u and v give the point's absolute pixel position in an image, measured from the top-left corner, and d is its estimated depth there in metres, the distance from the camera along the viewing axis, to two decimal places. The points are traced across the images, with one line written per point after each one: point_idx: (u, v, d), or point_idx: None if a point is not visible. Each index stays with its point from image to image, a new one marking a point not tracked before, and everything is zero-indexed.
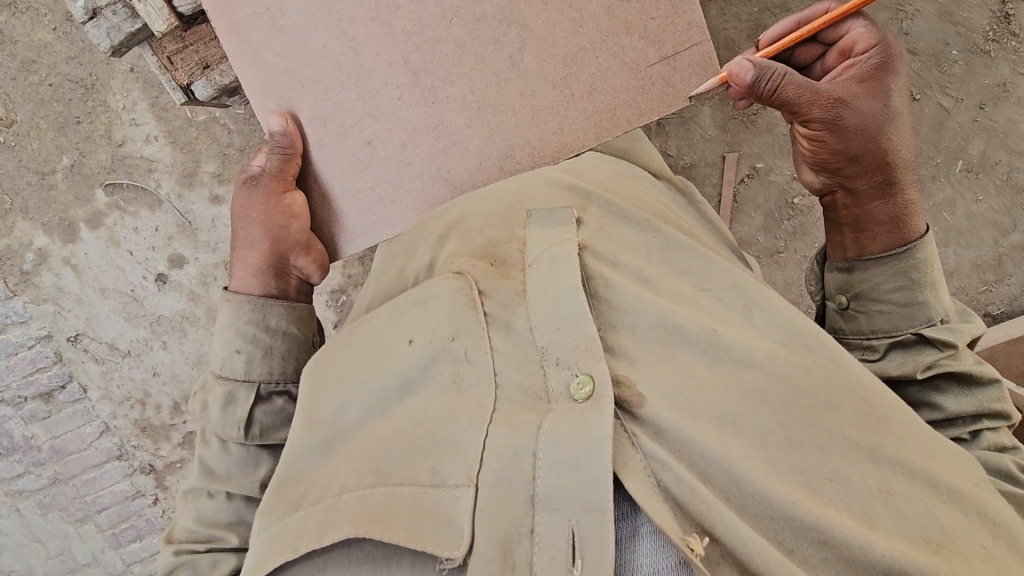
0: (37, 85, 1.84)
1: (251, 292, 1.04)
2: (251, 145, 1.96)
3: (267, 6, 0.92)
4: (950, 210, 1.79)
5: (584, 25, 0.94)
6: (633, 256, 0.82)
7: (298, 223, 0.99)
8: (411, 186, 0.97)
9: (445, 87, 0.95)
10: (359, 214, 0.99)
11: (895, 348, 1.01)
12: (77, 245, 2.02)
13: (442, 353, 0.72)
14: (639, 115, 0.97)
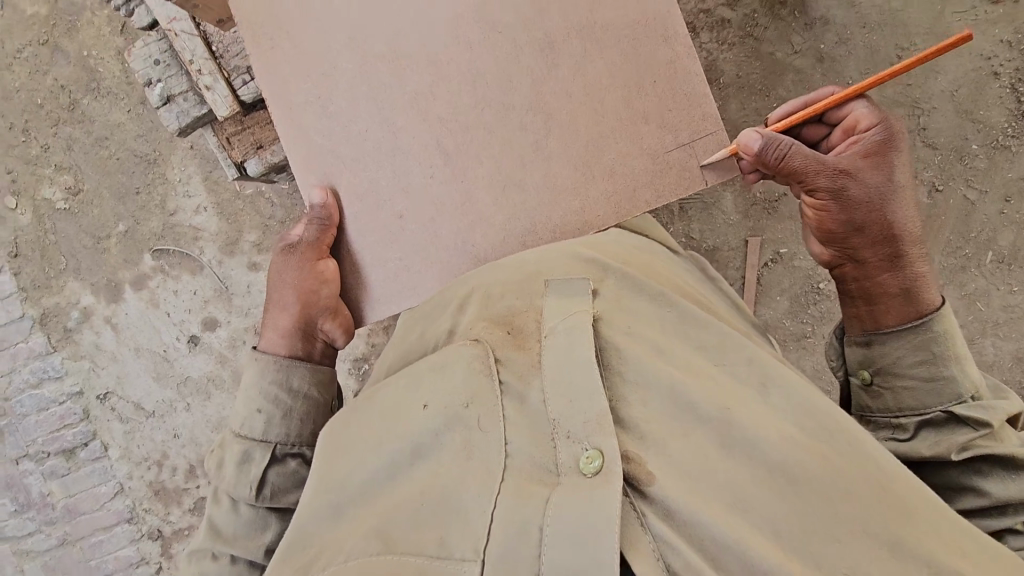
0: (106, 159, 2.07)
1: (278, 353, 1.07)
2: (292, 217, 2.05)
3: (318, 93, 1.01)
4: (985, 300, 1.74)
5: (607, 112, 1.01)
6: (649, 330, 0.82)
7: (328, 289, 1.03)
8: (435, 255, 1.01)
9: (474, 167, 1.01)
10: (386, 281, 1.03)
11: (926, 427, 0.96)
12: (120, 305, 2.15)
13: (455, 419, 0.72)
14: (657, 196, 1.02)
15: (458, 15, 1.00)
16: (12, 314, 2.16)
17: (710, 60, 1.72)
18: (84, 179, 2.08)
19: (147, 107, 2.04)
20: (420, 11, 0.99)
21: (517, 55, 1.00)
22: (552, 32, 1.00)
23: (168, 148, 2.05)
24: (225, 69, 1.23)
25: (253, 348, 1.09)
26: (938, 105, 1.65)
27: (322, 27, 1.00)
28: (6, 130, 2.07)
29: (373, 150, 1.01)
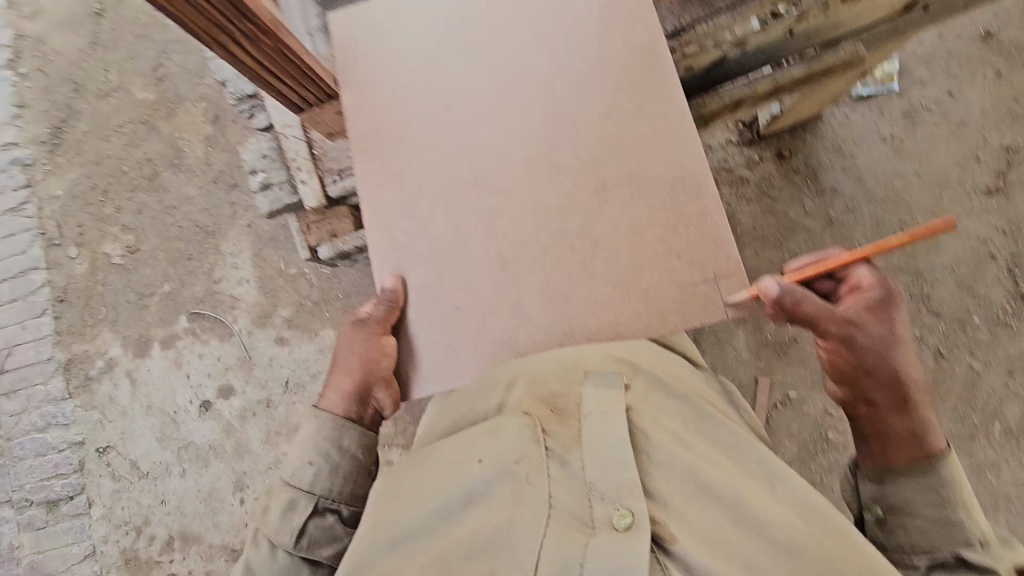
0: (170, 225, 2.26)
1: (336, 413, 1.03)
2: (327, 299, 2.15)
3: (398, 175, 0.99)
4: (998, 472, 1.72)
5: (645, 223, 0.94)
6: (672, 421, 0.85)
7: (389, 360, 0.97)
8: (475, 345, 0.95)
9: (529, 265, 0.95)
10: (435, 366, 0.96)
11: (937, 571, 0.95)
12: (145, 361, 2.22)
13: (506, 473, 0.75)
14: (682, 321, 0.92)
15: (515, 113, 0.98)
16: (41, 355, 2.26)
17: (729, 209, 1.89)
18: (145, 241, 2.26)
19: (218, 186, 2.25)
20: (497, 113, 0.98)
21: (568, 155, 0.96)
22: (603, 136, 0.96)
23: (227, 223, 2.23)
24: (318, 173, 1.35)
25: (314, 403, 1.07)
26: (940, 276, 1.78)
27: (395, 109, 1.01)
28: (91, 190, 2.31)
29: (420, 235, 0.98)
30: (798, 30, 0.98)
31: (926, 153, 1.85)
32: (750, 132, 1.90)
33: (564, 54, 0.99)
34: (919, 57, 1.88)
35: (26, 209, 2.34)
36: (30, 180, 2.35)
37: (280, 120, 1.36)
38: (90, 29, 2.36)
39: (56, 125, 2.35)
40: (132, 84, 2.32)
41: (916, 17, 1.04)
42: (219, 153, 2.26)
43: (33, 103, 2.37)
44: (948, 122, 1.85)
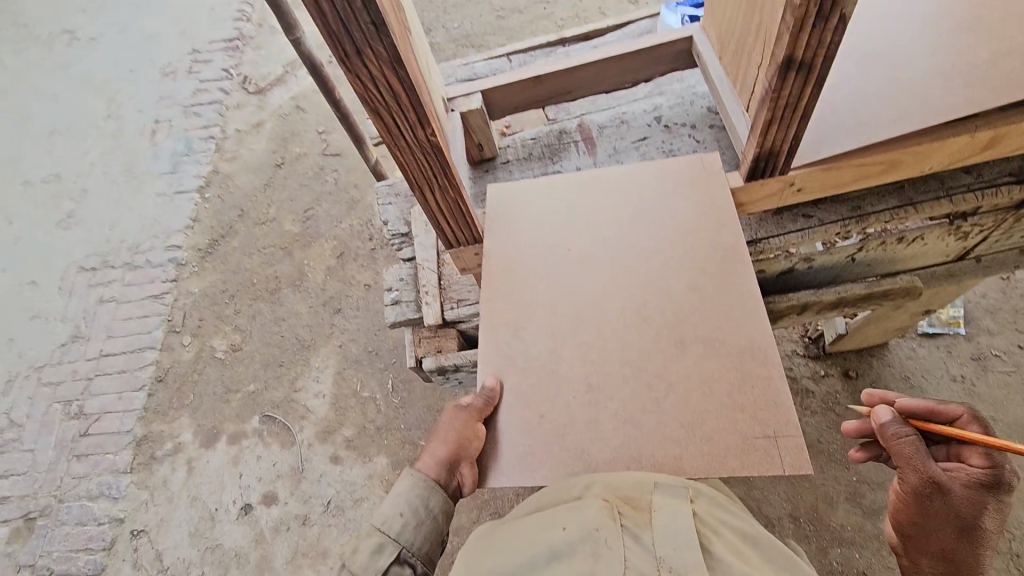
0: (274, 333, 2.54)
1: (429, 475, 0.89)
2: (389, 428, 2.26)
3: (506, 268, 0.97)
4: None
5: (720, 359, 0.84)
6: (736, 536, 0.75)
7: (478, 445, 0.84)
8: (542, 457, 0.83)
9: (616, 383, 0.85)
10: (512, 464, 0.83)
11: None
12: (208, 451, 2.34)
13: (587, 540, 0.69)
14: (740, 468, 0.77)
15: (630, 241, 0.97)
16: (122, 427, 2.48)
17: None
18: (248, 342, 2.54)
19: (325, 308, 2.56)
20: (611, 237, 0.98)
21: (661, 284, 0.91)
22: (693, 270, 0.91)
23: (322, 341, 2.49)
24: (416, 262, 1.23)
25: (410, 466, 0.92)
26: None
27: (508, 213, 1.03)
28: (221, 292, 2.69)
29: (507, 330, 0.92)
30: (859, 256, 1.15)
31: (1000, 400, 1.85)
32: (816, 347, 2.00)
33: (675, 188, 0.99)
34: (986, 308, 1.99)
35: (164, 298, 2.74)
36: (177, 275, 2.78)
37: (399, 225, 1.30)
38: (268, 174, 2.97)
39: (214, 238, 2.84)
40: (284, 217, 2.82)
41: (958, 264, 1.23)
42: (334, 281, 2.61)
43: (204, 219, 2.91)
44: (1021, 373, 1.88)
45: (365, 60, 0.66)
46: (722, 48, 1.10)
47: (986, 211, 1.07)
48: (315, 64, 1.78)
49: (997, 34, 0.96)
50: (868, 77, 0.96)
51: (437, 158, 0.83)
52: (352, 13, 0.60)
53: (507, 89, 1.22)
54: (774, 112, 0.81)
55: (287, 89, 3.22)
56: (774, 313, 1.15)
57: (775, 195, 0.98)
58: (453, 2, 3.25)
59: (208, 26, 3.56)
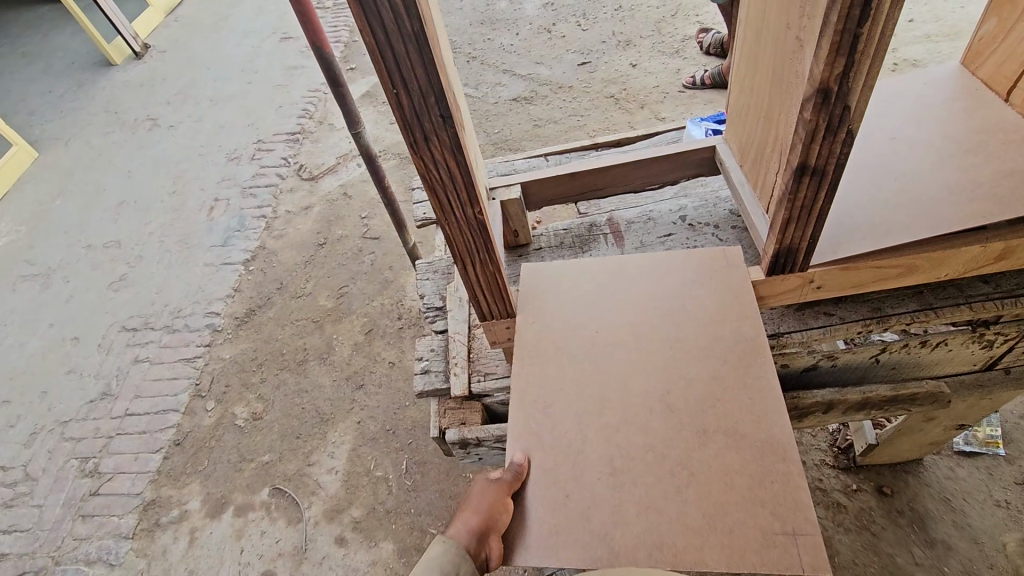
0: (295, 404, 2.57)
1: (458, 543, 0.86)
2: (399, 510, 2.20)
3: (539, 348, 1.01)
4: None
5: (741, 452, 0.84)
6: None
7: (506, 518, 0.84)
8: (566, 537, 0.82)
9: (637, 469, 0.86)
10: (537, 539, 0.83)
11: None
12: (212, 522, 2.29)
13: None
14: (761, 565, 0.75)
15: (654, 329, 1.00)
16: (133, 489, 2.47)
17: (824, 534, 1.82)
18: (269, 411, 2.56)
19: (348, 382, 2.59)
20: (636, 325, 1.02)
21: (685, 373, 0.94)
22: (715, 360, 0.94)
23: (341, 416, 2.50)
24: (448, 334, 1.29)
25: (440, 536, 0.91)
26: None
27: (541, 294, 1.08)
28: (251, 360, 2.76)
29: (536, 406, 0.95)
30: (884, 357, 1.15)
31: None
32: (846, 458, 1.93)
33: (700, 282, 1.04)
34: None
35: (196, 362, 2.82)
36: (211, 341, 2.88)
37: (434, 299, 1.38)
38: (310, 252, 3.15)
39: (252, 308, 2.97)
40: (320, 292, 2.95)
41: (985, 373, 1.22)
42: (360, 356, 2.67)
43: (245, 290, 3.06)
44: None
45: (430, 145, 0.77)
46: (743, 157, 1.21)
47: (1007, 320, 1.09)
48: (370, 155, 1.97)
49: (999, 156, 1.04)
50: (879, 188, 1.04)
51: (481, 235, 0.91)
52: (426, 108, 0.72)
53: (544, 183, 1.34)
54: (791, 212, 0.88)
55: (337, 178, 3.50)
56: (801, 409, 1.13)
57: (794, 290, 1.02)
58: (495, 112, 3.59)
59: (275, 121, 3.97)
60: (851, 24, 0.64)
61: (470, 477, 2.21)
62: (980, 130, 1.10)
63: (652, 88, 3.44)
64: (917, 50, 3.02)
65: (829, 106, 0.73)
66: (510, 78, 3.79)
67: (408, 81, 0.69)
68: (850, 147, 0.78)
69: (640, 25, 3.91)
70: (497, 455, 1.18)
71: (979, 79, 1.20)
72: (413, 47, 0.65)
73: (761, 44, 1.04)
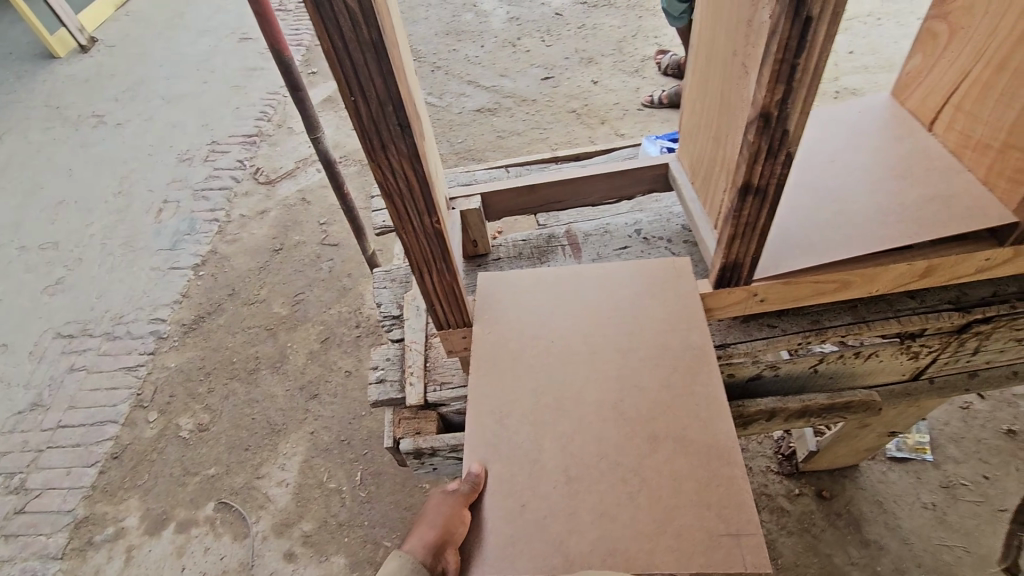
0: (245, 414, 2.48)
1: (413, 559, 0.83)
2: (351, 523, 2.15)
3: (497, 358, 1.02)
4: None
5: (689, 456, 0.87)
6: None
7: (463, 530, 0.84)
8: (522, 547, 0.83)
9: (591, 476, 0.88)
10: (496, 550, 0.83)
11: None
12: (151, 539, 2.18)
13: None
14: (707, 565, 0.77)
15: (607, 338, 1.03)
16: (64, 506, 2.32)
17: (769, 538, 1.89)
18: (216, 422, 2.47)
19: (301, 392, 2.53)
20: (589, 335, 1.04)
21: (636, 381, 0.97)
22: (664, 368, 0.97)
23: (294, 426, 2.43)
24: (404, 343, 1.28)
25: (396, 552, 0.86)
26: None
27: (499, 304, 1.09)
28: (198, 369, 2.65)
29: (493, 416, 0.95)
30: (822, 368, 1.21)
31: (972, 531, 1.85)
32: (789, 464, 2.02)
33: (651, 293, 1.08)
34: (950, 435, 2.05)
35: (138, 371, 2.69)
36: (156, 348, 2.76)
37: (391, 307, 1.37)
38: (265, 257, 3.07)
39: (200, 314, 2.86)
40: (274, 299, 2.87)
41: (913, 382, 1.30)
42: (315, 365, 2.61)
43: (193, 296, 2.95)
44: (990, 504, 1.89)
45: (388, 154, 0.77)
46: (693, 175, 1.26)
47: (931, 333, 1.17)
48: (329, 161, 1.94)
49: (923, 181, 1.12)
50: (816, 208, 1.10)
51: (439, 244, 0.92)
52: (384, 117, 0.72)
53: (503, 194, 1.36)
54: (736, 228, 0.93)
55: (295, 183, 3.43)
56: (746, 417, 1.18)
57: (739, 304, 1.07)
58: (458, 122, 3.60)
59: (230, 123, 3.86)
60: (789, 55, 0.69)
61: (426, 488, 2.19)
62: (907, 157, 1.19)
63: (612, 105, 3.53)
64: (856, 80, 3.22)
65: (770, 130, 0.77)
66: (474, 90, 3.82)
67: (367, 89, 0.69)
68: (789, 169, 0.83)
69: (602, 43, 4.02)
70: (452, 465, 1.18)
71: (906, 110, 1.30)
72: (371, 57, 0.66)
73: (709, 68, 1.09)
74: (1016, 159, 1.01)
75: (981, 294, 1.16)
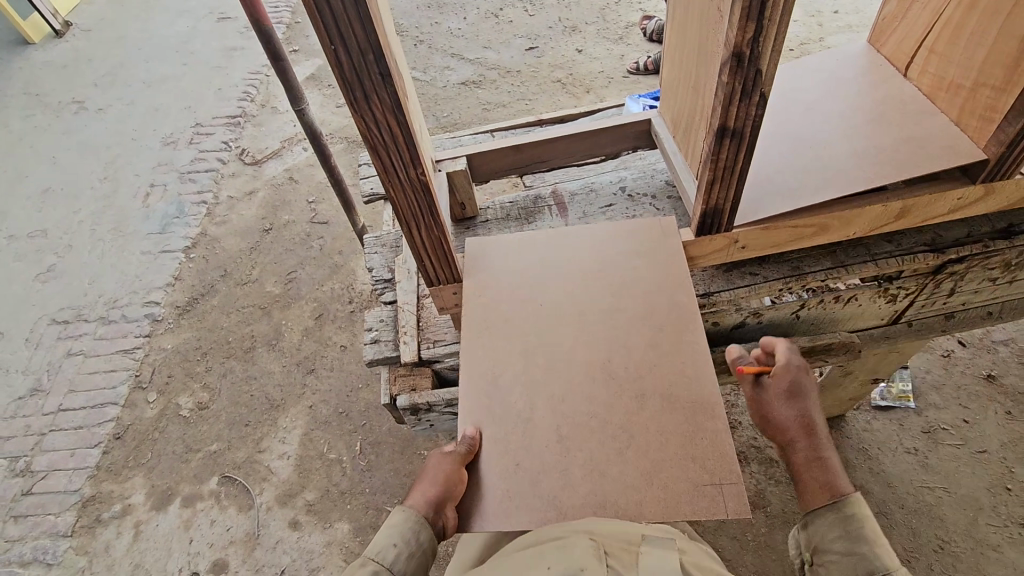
0: (244, 392, 2.51)
1: (416, 512, 0.91)
2: (354, 491, 2.21)
3: (488, 323, 1.05)
4: None
5: (676, 412, 0.91)
6: None
7: (462, 489, 0.89)
8: (517, 502, 0.87)
9: (582, 433, 0.92)
10: (494, 506, 0.87)
11: None
12: (158, 514, 2.23)
13: None
14: (692, 513, 0.82)
15: (594, 299, 1.06)
16: (69, 486, 2.36)
17: (758, 488, 1.96)
18: (215, 400, 2.50)
19: (298, 368, 2.56)
20: (577, 296, 1.07)
21: (624, 340, 1.00)
22: (651, 328, 1.00)
23: (292, 401, 2.47)
24: (397, 305, 1.30)
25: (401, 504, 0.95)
26: None
27: (489, 269, 1.12)
28: (194, 349, 2.67)
29: (485, 379, 0.98)
30: (803, 313, 1.25)
31: (953, 473, 1.92)
32: None
33: (639, 253, 1.10)
34: (931, 383, 2.11)
35: (134, 353, 2.70)
36: (151, 331, 2.77)
37: (383, 271, 1.39)
38: (256, 238, 3.07)
39: (194, 296, 2.87)
40: (267, 278, 2.88)
41: (892, 327, 1.35)
42: (311, 341, 2.63)
43: (186, 278, 2.95)
44: (968, 447, 1.96)
45: (370, 105, 0.78)
46: (675, 128, 1.28)
47: (908, 275, 1.20)
48: (315, 132, 1.94)
49: (899, 125, 1.14)
50: (795, 155, 1.13)
51: (425, 197, 0.94)
52: (365, 66, 0.73)
53: (488, 156, 1.37)
54: (715, 172, 0.95)
55: (281, 162, 3.41)
56: (730, 362, 1.22)
57: (721, 251, 1.10)
58: (444, 95, 3.58)
59: (213, 104, 3.82)
60: None
61: (425, 455, 2.25)
62: (883, 102, 1.21)
63: (597, 74, 3.51)
64: (841, 40, 3.21)
65: (743, 70, 0.79)
66: (458, 63, 3.78)
67: (347, 38, 0.70)
68: (763, 109, 0.85)
69: (586, 11, 3.98)
70: (449, 420, 1.22)
71: (882, 57, 1.31)
72: (350, 4, 0.67)
73: (688, 19, 1.10)
74: (988, 97, 1.03)
75: (956, 236, 1.19)
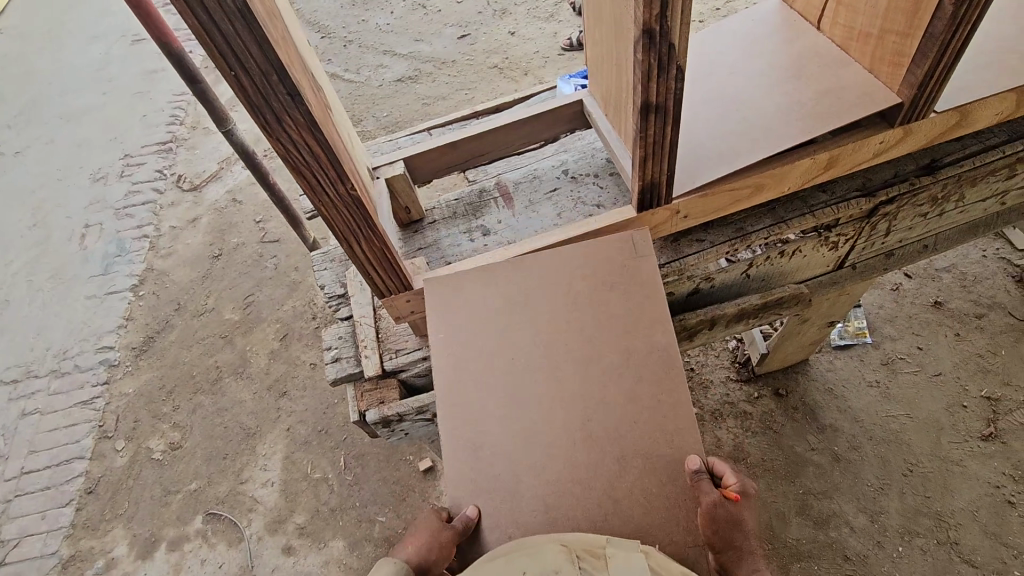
0: (217, 424, 2.45)
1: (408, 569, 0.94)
2: (344, 507, 2.19)
3: (464, 392, 1.05)
4: None
5: (657, 474, 0.99)
6: None
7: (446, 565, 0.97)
8: None
9: (572, 500, 0.99)
10: None
11: None
12: (145, 563, 2.17)
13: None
14: None
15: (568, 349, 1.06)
16: (47, 549, 2.28)
17: (737, 442, 2.03)
18: (188, 438, 2.43)
19: (270, 392, 2.50)
20: (551, 349, 1.06)
21: (603, 397, 1.03)
22: (624, 370, 1.04)
23: (268, 426, 2.42)
24: (353, 320, 1.28)
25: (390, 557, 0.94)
26: (967, 521, 1.81)
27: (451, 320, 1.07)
28: (158, 389, 2.58)
29: (467, 448, 1.02)
30: (752, 272, 1.28)
31: (913, 399, 2.02)
32: (746, 370, 2.14)
33: (600, 279, 1.08)
34: (885, 316, 2.20)
35: (95, 403, 2.60)
36: (109, 377, 2.66)
37: (335, 288, 1.37)
38: (206, 265, 2.97)
39: (149, 335, 2.77)
40: (224, 305, 2.80)
41: (838, 272, 1.40)
42: (279, 364, 2.58)
43: (138, 317, 2.84)
44: (925, 372, 2.06)
45: (284, 126, 0.76)
46: (606, 106, 1.28)
47: (845, 222, 1.25)
48: (248, 152, 1.87)
49: (817, 77, 1.17)
50: (724, 118, 1.14)
51: (360, 211, 0.92)
52: (270, 87, 0.71)
53: (426, 157, 1.35)
54: (646, 149, 0.95)
55: (222, 184, 3.30)
56: (689, 329, 1.25)
57: (665, 223, 1.11)
58: (382, 94, 3.50)
59: (140, 132, 3.64)
60: None
61: (412, 460, 2.25)
62: (801, 57, 1.23)
63: (533, 54, 3.49)
64: None
65: (655, 45, 0.79)
66: (391, 59, 3.70)
67: (246, 61, 0.67)
68: (682, 81, 0.86)
69: None
70: (423, 427, 1.21)
71: (796, 12, 1.34)
72: (241, 25, 0.64)
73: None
74: (894, 42, 1.06)
75: (884, 177, 1.24)
